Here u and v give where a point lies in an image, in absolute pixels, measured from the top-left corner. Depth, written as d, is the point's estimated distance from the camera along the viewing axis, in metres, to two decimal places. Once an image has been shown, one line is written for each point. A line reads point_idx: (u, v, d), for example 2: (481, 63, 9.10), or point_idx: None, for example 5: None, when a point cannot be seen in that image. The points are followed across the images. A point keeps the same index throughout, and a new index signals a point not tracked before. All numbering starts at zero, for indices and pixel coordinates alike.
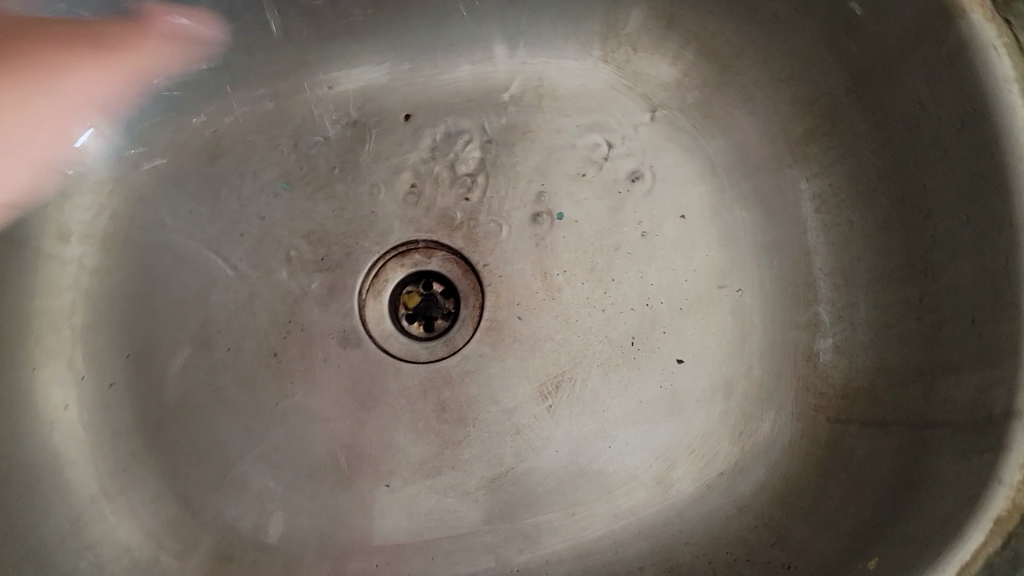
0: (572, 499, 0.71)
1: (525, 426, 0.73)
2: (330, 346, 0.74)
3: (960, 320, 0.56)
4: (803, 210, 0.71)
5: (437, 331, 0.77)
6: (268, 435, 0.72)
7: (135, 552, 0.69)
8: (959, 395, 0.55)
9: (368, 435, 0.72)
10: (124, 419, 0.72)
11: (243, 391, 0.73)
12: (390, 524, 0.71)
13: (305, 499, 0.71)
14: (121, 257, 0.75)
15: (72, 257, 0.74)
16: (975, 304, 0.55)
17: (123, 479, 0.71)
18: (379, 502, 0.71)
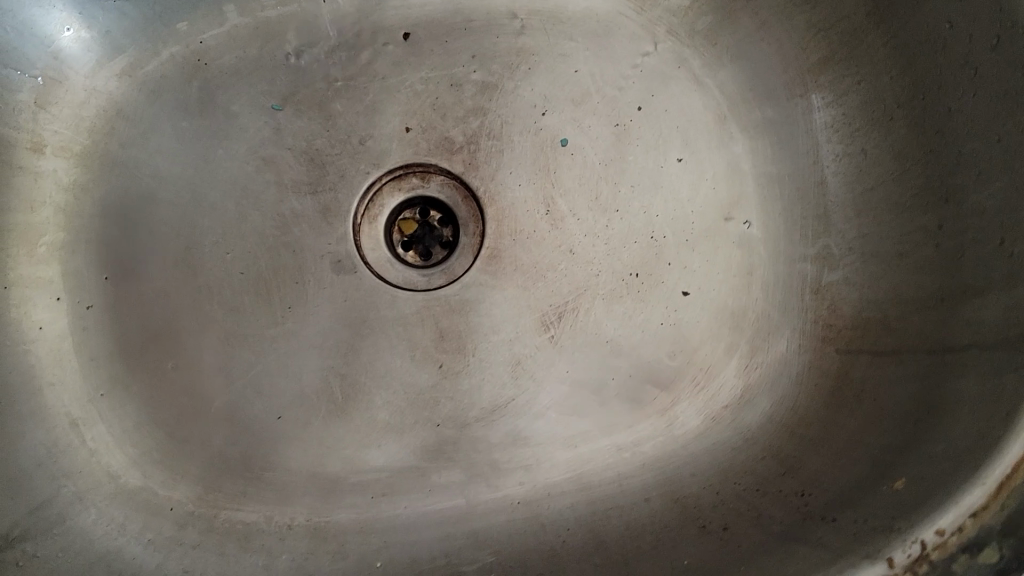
0: (573, 431, 0.69)
1: (527, 356, 0.71)
2: (324, 271, 0.71)
3: (991, 241, 0.56)
4: (817, 142, 0.69)
5: (434, 259, 0.74)
6: (259, 361, 0.69)
7: (119, 478, 0.65)
8: (989, 314, 0.56)
9: (362, 363, 0.70)
10: (105, 342, 0.68)
11: (233, 317, 0.70)
12: (386, 455, 0.68)
13: (298, 428, 0.68)
14: (99, 172, 0.70)
15: (44, 170, 0.69)
16: (1010, 222, 0.55)
17: (104, 403, 0.67)
18: (375, 433, 0.69)
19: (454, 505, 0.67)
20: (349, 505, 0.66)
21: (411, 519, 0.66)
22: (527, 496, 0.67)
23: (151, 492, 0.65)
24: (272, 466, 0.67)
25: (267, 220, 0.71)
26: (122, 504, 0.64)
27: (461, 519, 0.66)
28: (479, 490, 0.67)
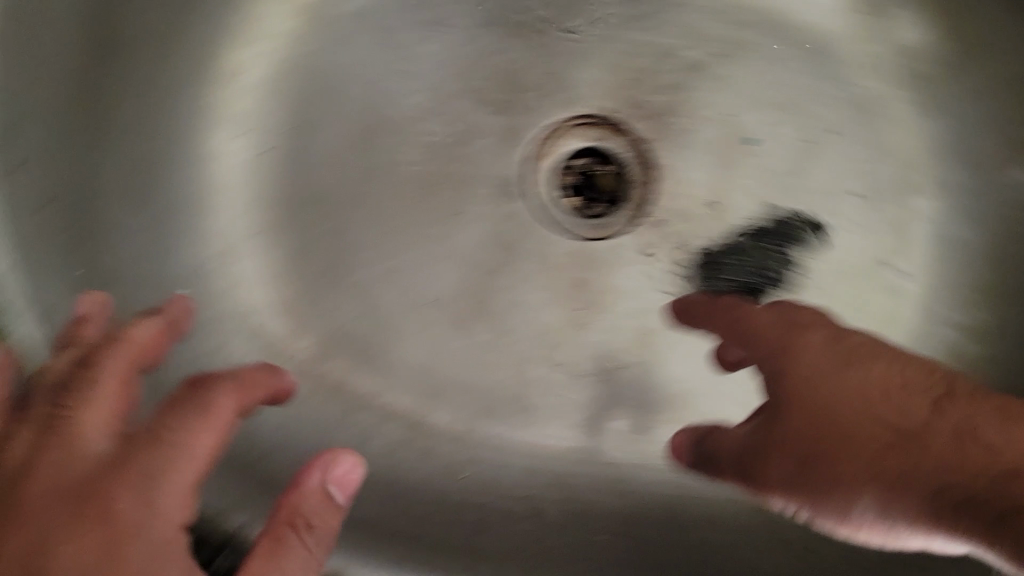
0: (677, 416, 0.70)
1: (654, 330, 0.71)
2: (489, 190, 0.73)
3: None
4: (998, 218, 0.70)
5: (593, 212, 0.75)
6: (405, 253, 0.72)
7: (249, 317, 0.68)
8: None
9: (498, 286, 0.72)
10: (269, 188, 0.71)
11: (391, 205, 0.72)
12: (496, 377, 0.70)
13: (422, 327, 0.71)
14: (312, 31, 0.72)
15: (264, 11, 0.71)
16: None
17: (251, 244, 0.70)
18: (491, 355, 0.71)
19: (546, 445, 0.69)
20: (448, 413, 0.69)
21: (503, 444, 0.68)
22: (617, 459, 0.69)
23: (273, 338, 0.69)
24: (387, 353, 0.70)
25: (451, 129, 0.73)
26: (244, 342, 0.68)
27: (549, 459, 0.68)
28: (572, 437, 0.69)
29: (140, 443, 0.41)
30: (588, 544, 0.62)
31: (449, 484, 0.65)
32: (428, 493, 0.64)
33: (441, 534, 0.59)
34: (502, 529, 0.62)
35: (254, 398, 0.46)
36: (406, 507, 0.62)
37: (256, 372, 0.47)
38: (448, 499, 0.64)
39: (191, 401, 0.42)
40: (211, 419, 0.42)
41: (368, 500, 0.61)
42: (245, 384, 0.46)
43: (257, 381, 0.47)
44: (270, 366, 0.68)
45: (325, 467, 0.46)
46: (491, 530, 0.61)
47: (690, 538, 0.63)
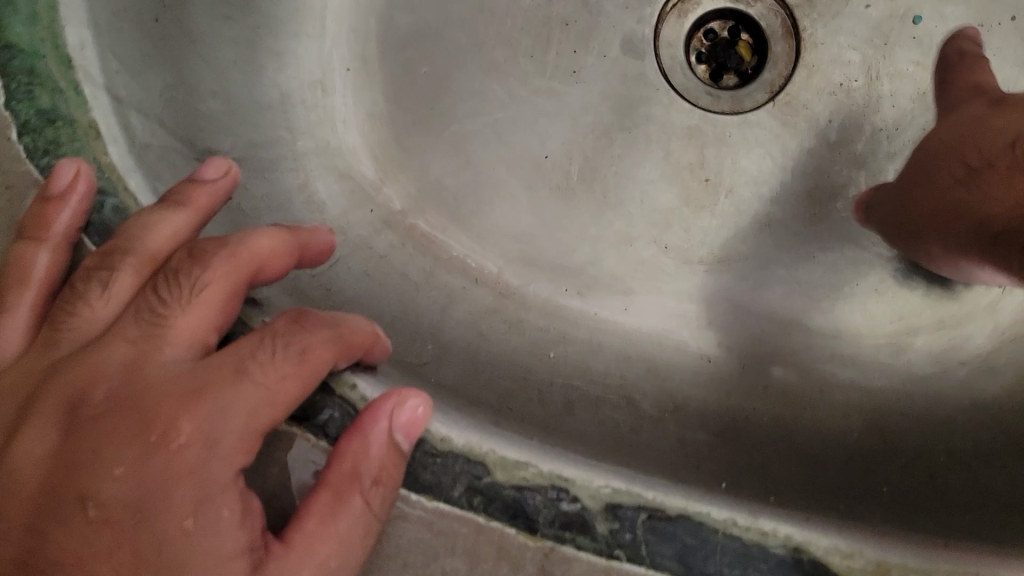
0: (790, 318, 0.63)
1: (777, 223, 0.64)
2: (612, 47, 0.66)
3: None
4: None
5: (725, 83, 0.67)
6: (512, 106, 0.65)
7: (335, 156, 0.63)
8: None
9: (610, 153, 0.65)
10: (371, 20, 0.65)
11: (502, 52, 0.65)
12: (596, 254, 0.64)
13: (521, 190, 0.64)
14: None
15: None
16: None
17: (347, 80, 0.64)
18: (592, 228, 0.64)
19: (642, 331, 0.62)
20: (545, 285, 0.63)
21: (597, 324, 0.62)
22: (723, 359, 0.61)
23: (361, 182, 0.63)
24: (480, 215, 0.64)
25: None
26: (334, 182, 0.62)
27: (645, 349, 0.61)
28: (672, 328, 0.62)
29: (137, 325, 0.36)
30: (685, 439, 0.54)
31: (534, 358, 0.59)
32: (511, 367, 0.58)
33: (524, 409, 0.53)
34: (590, 414, 0.55)
35: (254, 264, 0.37)
36: (487, 377, 0.56)
37: (278, 236, 0.39)
38: (533, 377, 0.58)
39: (177, 273, 0.36)
40: (190, 305, 0.36)
41: (449, 364, 0.56)
42: (249, 242, 0.37)
43: (263, 250, 0.38)
44: (357, 210, 0.62)
45: (389, 417, 0.36)
46: (578, 415, 0.55)
47: (803, 446, 0.54)
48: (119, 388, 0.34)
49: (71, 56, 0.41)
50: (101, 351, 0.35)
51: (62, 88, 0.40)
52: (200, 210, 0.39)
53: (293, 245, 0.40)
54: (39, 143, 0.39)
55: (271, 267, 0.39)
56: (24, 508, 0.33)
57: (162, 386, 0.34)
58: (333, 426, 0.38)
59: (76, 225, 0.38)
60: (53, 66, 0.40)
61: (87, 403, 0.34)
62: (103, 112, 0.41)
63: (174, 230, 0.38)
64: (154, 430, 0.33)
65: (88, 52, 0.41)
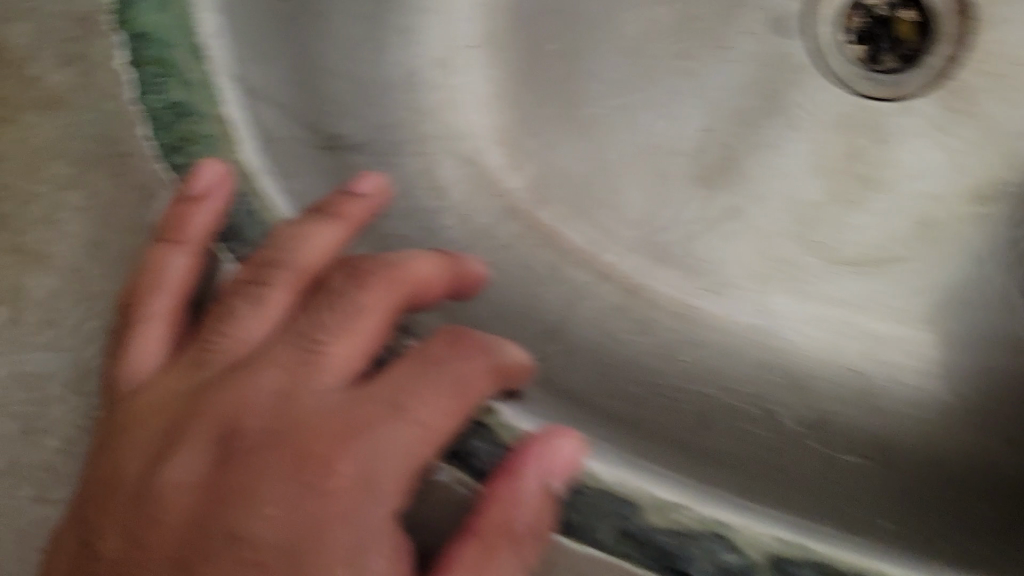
0: (943, 327, 0.58)
1: (934, 222, 0.59)
2: (758, 24, 0.61)
3: None
4: None
5: (881, 67, 0.61)
6: (647, 88, 0.61)
7: (461, 136, 0.59)
8: None
9: (752, 142, 0.61)
10: None
11: (636, 29, 0.61)
12: (730, 251, 0.61)
13: (654, 178, 0.61)
14: None
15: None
16: None
17: (473, 55, 0.61)
18: (728, 223, 0.61)
19: (780, 336, 0.59)
20: (672, 279, 0.60)
21: (732, 326, 0.59)
22: (868, 370, 0.57)
23: (485, 168, 0.59)
24: (608, 205, 0.60)
25: None
26: (458, 164, 0.59)
27: (786, 357, 0.58)
28: (814, 333, 0.59)
29: (288, 350, 0.34)
30: (833, 462, 0.51)
31: (667, 363, 0.56)
32: (643, 370, 0.55)
33: (660, 424, 0.50)
34: (728, 428, 0.52)
35: (412, 290, 0.35)
36: (619, 381, 0.53)
37: (433, 260, 0.37)
38: (664, 383, 0.55)
39: (334, 296, 0.34)
40: (347, 334, 0.34)
41: (577, 368, 0.52)
42: (406, 266, 0.35)
43: (421, 276, 0.36)
44: (481, 197, 0.59)
45: (543, 464, 0.34)
46: (714, 430, 0.52)
47: (961, 473, 0.51)
48: (278, 417, 0.32)
49: (202, 47, 0.38)
50: (255, 375, 0.33)
51: (193, 81, 0.37)
52: (353, 224, 0.37)
53: (444, 273, 0.37)
54: (171, 137, 0.37)
55: (425, 293, 0.36)
56: (170, 542, 0.31)
57: (318, 418, 0.32)
58: (481, 453, 0.35)
59: (213, 231, 0.36)
60: (185, 56, 0.37)
61: (242, 435, 0.32)
62: (233, 107, 0.38)
63: (325, 247, 0.36)
64: (315, 467, 0.31)
65: (220, 42, 0.38)
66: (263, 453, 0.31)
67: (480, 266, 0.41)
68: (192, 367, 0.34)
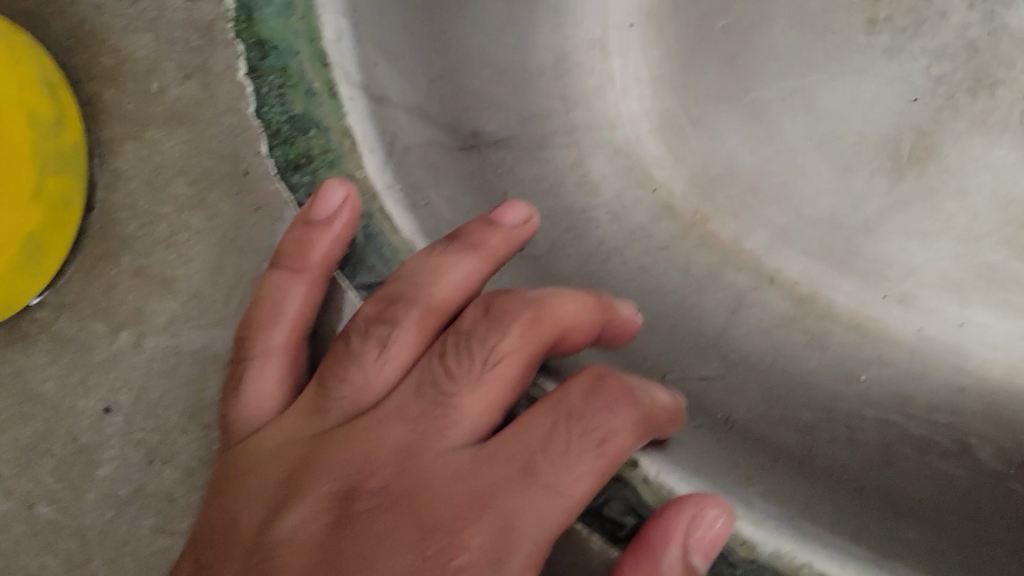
0: None
1: None
2: None
3: None
4: None
5: None
6: (830, 69, 0.54)
7: (617, 126, 0.55)
8: None
9: (952, 128, 0.53)
10: None
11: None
12: (924, 257, 0.53)
13: (836, 171, 0.54)
14: None
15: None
16: None
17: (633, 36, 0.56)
18: (925, 223, 0.53)
19: (986, 355, 0.52)
20: (852, 283, 0.53)
21: (922, 346, 0.52)
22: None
23: (641, 159, 0.55)
24: (781, 200, 0.54)
25: None
26: (611, 158, 0.54)
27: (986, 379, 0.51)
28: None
29: (417, 402, 0.31)
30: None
31: (845, 384, 0.50)
32: (815, 394, 0.49)
33: (838, 465, 0.44)
34: (915, 467, 0.45)
35: (555, 332, 0.32)
36: (789, 406, 0.48)
37: (580, 299, 0.33)
38: (838, 407, 0.49)
39: (470, 338, 0.31)
40: (480, 382, 0.30)
41: (740, 392, 0.47)
42: (552, 305, 0.32)
43: (566, 318, 0.32)
44: (637, 192, 0.54)
45: (683, 534, 0.28)
46: (903, 471, 0.45)
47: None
48: (398, 476, 0.30)
49: (327, 53, 0.34)
50: (375, 426, 0.31)
51: (315, 92, 0.34)
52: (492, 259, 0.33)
53: (594, 316, 0.33)
54: (290, 152, 0.34)
55: (570, 338, 0.33)
56: None
57: (443, 482, 0.29)
58: (614, 512, 0.31)
59: (337, 256, 0.33)
60: (308, 65, 0.34)
61: (365, 493, 0.29)
62: (358, 118, 0.34)
63: (460, 281, 0.32)
64: (436, 541, 0.28)
65: (345, 47, 0.35)
66: (379, 515, 0.29)
67: (637, 316, 0.36)
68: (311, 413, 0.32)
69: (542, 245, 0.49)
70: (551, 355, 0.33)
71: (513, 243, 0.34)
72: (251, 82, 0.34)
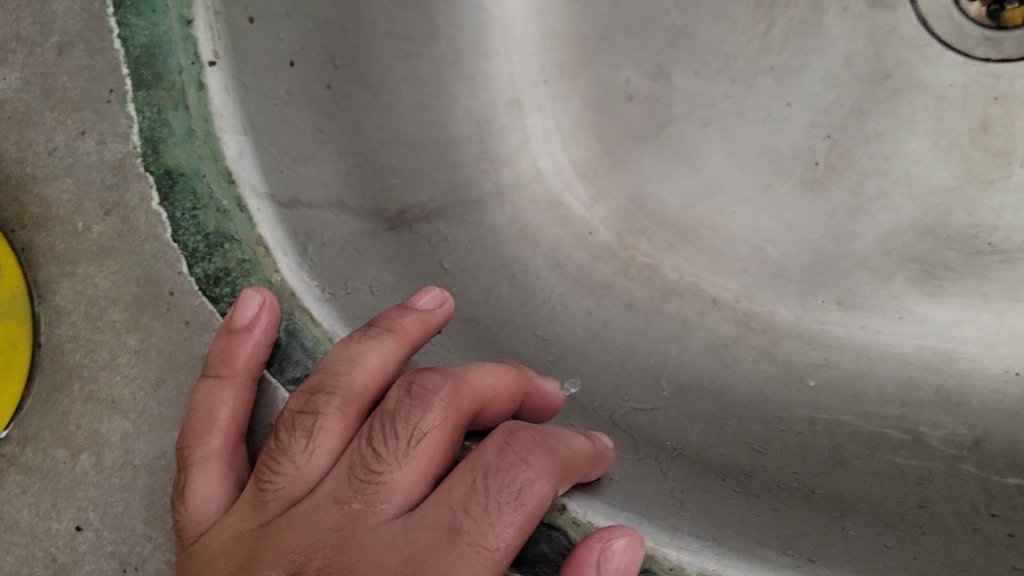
0: None
1: None
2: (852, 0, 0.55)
3: None
4: None
5: (1006, 22, 0.53)
6: (734, 95, 0.57)
7: (543, 181, 0.58)
8: None
9: (861, 131, 0.55)
10: (563, 20, 0.58)
11: (717, 31, 0.57)
12: (853, 260, 0.55)
13: (756, 190, 0.56)
14: None
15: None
16: None
17: (543, 93, 0.59)
18: (855, 226, 0.55)
19: (929, 346, 0.53)
20: (789, 294, 0.55)
21: (865, 345, 0.54)
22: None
23: (573, 206, 0.58)
24: (710, 225, 0.57)
25: None
26: (541, 213, 0.57)
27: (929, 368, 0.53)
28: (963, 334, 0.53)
29: (349, 485, 0.33)
30: (991, 488, 0.46)
31: (792, 395, 0.52)
32: (765, 409, 0.51)
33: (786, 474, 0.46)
34: (865, 465, 0.47)
35: (476, 403, 0.34)
36: (737, 425, 0.50)
37: (497, 371, 0.36)
38: (789, 416, 0.51)
39: (396, 417, 0.33)
40: (408, 458, 0.33)
41: (687, 420, 0.49)
42: (469, 379, 0.35)
43: (484, 389, 0.35)
44: (575, 238, 0.57)
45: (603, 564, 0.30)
46: (854, 471, 0.47)
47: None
48: (337, 555, 0.31)
49: (233, 171, 0.37)
50: (313, 512, 0.33)
51: (225, 209, 0.37)
52: (407, 342, 0.36)
53: (514, 388, 0.36)
54: (212, 266, 0.37)
55: (491, 410, 0.35)
56: None
57: (377, 554, 0.31)
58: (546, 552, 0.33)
59: (260, 358, 0.36)
60: (215, 184, 0.37)
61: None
62: (270, 228, 0.37)
63: (380, 366, 0.35)
64: None
65: (249, 163, 0.38)
66: None
67: (558, 391, 0.39)
68: (254, 510, 0.34)
69: (484, 302, 0.51)
70: (477, 430, 0.36)
71: (428, 328, 0.37)
72: (166, 209, 0.38)
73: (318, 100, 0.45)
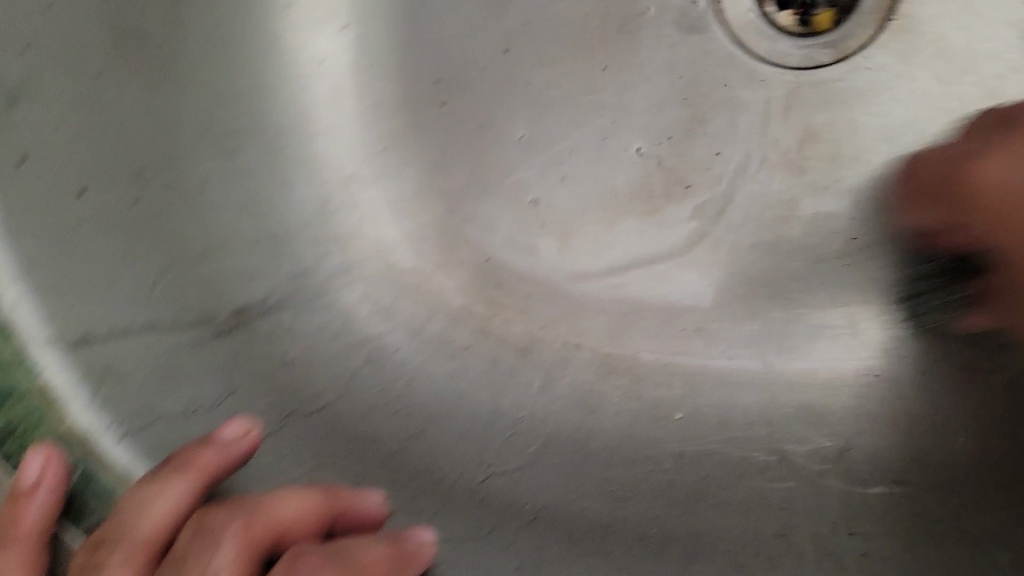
0: None
1: None
2: (666, 28, 0.55)
3: None
4: None
5: (817, 26, 0.53)
6: (566, 139, 0.57)
7: (389, 253, 0.58)
8: None
9: (692, 157, 0.55)
10: (388, 89, 0.58)
11: (540, 79, 0.57)
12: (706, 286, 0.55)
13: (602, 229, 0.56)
14: None
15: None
16: None
17: (379, 163, 0.58)
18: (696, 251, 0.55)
19: (783, 362, 0.53)
20: (648, 329, 0.55)
21: (727, 372, 0.53)
22: (889, 370, 0.51)
23: (427, 270, 0.58)
24: (561, 269, 0.57)
25: None
26: (391, 285, 0.57)
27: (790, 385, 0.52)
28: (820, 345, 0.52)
29: None
30: (853, 499, 0.47)
31: (659, 432, 0.52)
32: (627, 453, 0.51)
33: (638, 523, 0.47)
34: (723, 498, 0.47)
35: (275, 530, 0.34)
36: (602, 472, 0.49)
37: (301, 495, 0.36)
38: (655, 456, 0.51)
39: (188, 559, 0.32)
40: None
41: (550, 477, 0.49)
42: (269, 507, 0.34)
43: (286, 514, 0.34)
44: (433, 303, 0.57)
45: None
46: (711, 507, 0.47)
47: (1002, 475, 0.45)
48: None
49: (9, 319, 0.40)
50: None
51: None
52: (203, 476, 0.36)
53: (321, 510, 0.36)
54: None
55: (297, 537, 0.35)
56: None
57: None
58: None
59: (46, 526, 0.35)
60: None
61: None
62: (58, 363, 0.41)
63: (175, 506, 0.34)
64: None
65: (26, 309, 0.41)
66: None
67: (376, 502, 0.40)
68: None
69: (335, 391, 0.51)
70: None
71: (230, 460, 0.38)
72: None
73: (122, 222, 0.45)
